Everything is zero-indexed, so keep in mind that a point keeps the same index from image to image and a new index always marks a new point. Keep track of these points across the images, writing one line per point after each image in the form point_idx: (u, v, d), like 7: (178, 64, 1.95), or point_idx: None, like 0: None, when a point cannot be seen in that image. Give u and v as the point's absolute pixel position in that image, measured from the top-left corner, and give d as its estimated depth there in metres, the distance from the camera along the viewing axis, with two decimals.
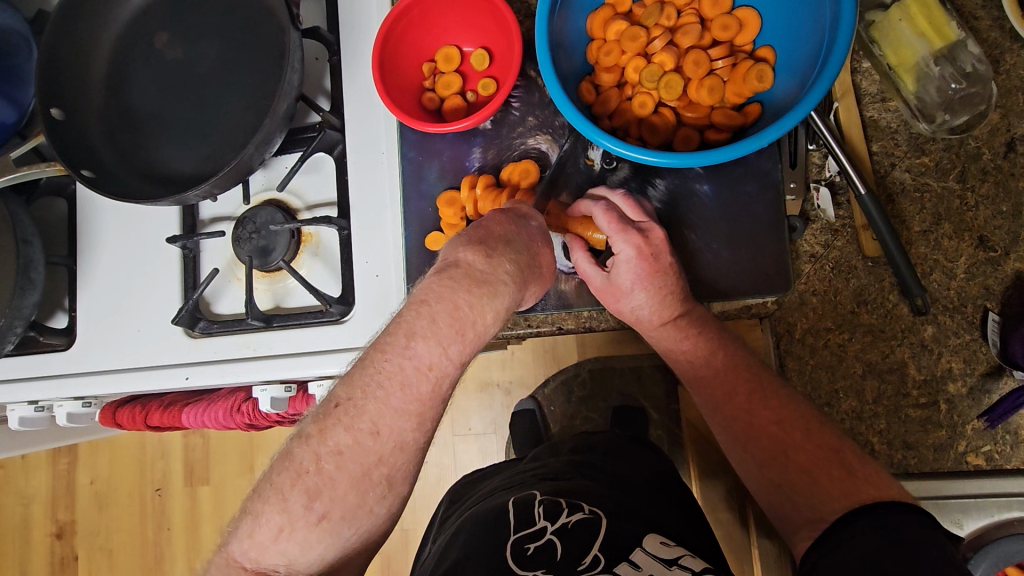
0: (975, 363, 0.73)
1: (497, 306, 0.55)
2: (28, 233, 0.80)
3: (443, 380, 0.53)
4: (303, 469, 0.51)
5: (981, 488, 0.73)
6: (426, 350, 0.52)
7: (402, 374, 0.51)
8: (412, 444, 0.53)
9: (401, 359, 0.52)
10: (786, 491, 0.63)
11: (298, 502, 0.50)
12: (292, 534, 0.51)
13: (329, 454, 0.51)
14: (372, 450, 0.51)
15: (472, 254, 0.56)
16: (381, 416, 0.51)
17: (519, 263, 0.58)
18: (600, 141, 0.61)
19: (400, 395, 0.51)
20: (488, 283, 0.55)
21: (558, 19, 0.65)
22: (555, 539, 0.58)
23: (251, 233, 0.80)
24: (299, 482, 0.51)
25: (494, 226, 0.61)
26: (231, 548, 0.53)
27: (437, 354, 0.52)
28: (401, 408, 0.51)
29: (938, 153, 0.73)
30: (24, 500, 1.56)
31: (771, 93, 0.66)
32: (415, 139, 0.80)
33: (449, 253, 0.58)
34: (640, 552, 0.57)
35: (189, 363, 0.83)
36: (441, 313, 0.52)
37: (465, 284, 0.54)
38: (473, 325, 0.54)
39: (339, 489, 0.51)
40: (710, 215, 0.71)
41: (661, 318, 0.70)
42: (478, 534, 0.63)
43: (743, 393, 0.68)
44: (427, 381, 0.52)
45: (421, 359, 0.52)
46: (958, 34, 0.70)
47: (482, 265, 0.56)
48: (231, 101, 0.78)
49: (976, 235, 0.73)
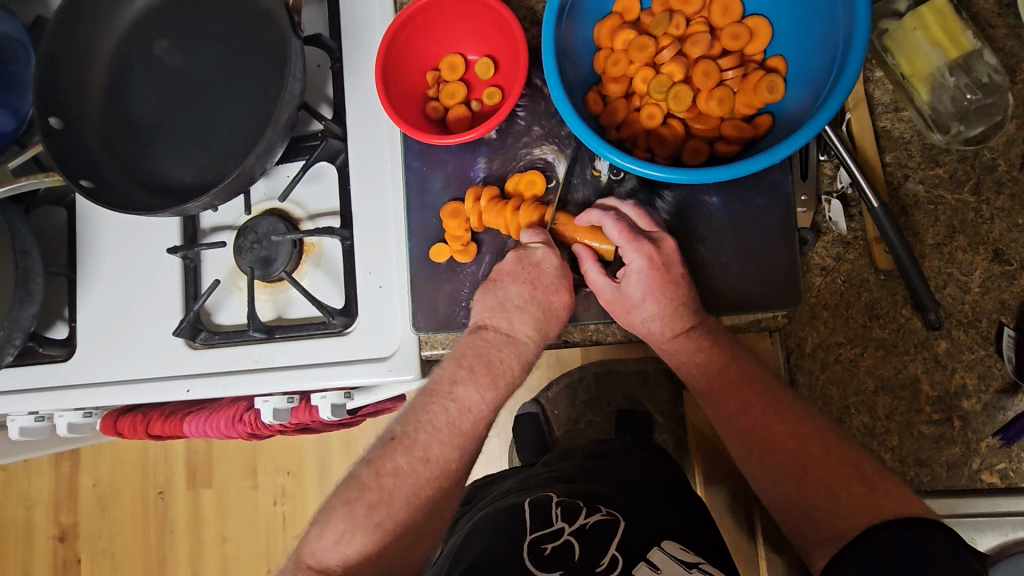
0: (989, 378, 0.72)
1: (521, 357, 0.70)
2: (27, 243, 0.79)
3: (479, 421, 0.66)
4: (366, 486, 0.62)
5: (995, 505, 0.72)
6: (466, 394, 0.66)
7: (447, 414, 0.65)
8: (455, 470, 0.65)
9: (446, 401, 0.66)
10: (803, 506, 0.62)
11: (360, 511, 0.61)
12: (352, 539, 0.60)
13: (386, 474, 0.62)
14: (422, 474, 0.63)
15: (497, 319, 0.69)
16: (430, 445, 0.64)
17: (532, 307, 0.65)
18: (608, 155, 0.60)
19: (446, 430, 0.65)
20: (514, 342, 0.69)
21: (566, 27, 0.63)
22: (573, 540, 0.57)
23: (252, 242, 0.78)
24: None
25: (513, 283, 0.69)
26: (301, 551, 0.61)
27: (475, 397, 0.66)
28: (447, 440, 0.65)
29: (951, 164, 0.71)
30: (27, 503, 1.56)
31: (783, 104, 0.65)
32: (419, 150, 0.79)
33: (478, 315, 0.70)
34: (659, 551, 0.57)
35: (190, 375, 0.82)
36: (477, 365, 0.67)
37: (496, 344, 0.68)
38: (503, 375, 0.68)
39: None
40: (719, 226, 0.70)
41: (672, 329, 0.69)
42: (495, 534, 0.62)
43: (756, 407, 0.67)
44: (467, 419, 0.65)
45: (462, 402, 0.66)
46: (974, 44, 0.70)
47: (506, 328, 0.69)
48: (232, 110, 0.77)
49: (991, 248, 0.72)
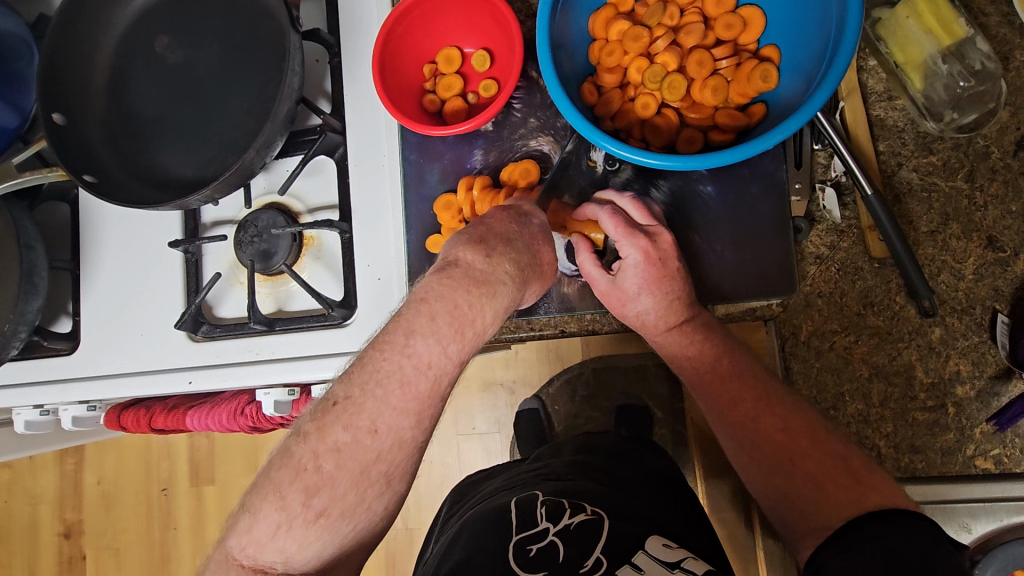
0: (984, 365, 0.72)
1: (496, 305, 0.56)
2: (31, 238, 0.80)
3: (442, 378, 0.53)
4: (302, 466, 0.50)
5: (989, 491, 0.72)
6: (425, 347, 0.52)
7: (402, 372, 0.51)
8: (411, 442, 0.53)
9: (401, 357, 0.52)
10: (790, 499, 0.62)
11: (296, 498, 0.50)
12: (290, 532, 0.50)
13: (327, 452, 0.50)
14: (371, 448, 0.51)
15: (472, 253, 0.56)
16: (379, 414, 0.51)
17: (519, 262, 0.58)
18: (602, 142, 0.60)
19: (400, 393, 0.51)
20: (488, 282, 0.55)
21: (560, 18, 0.64)
22: (557, 541, 0.57)
23: (253, 235, 0.80)
24: (299, 480, 0.50)
25: (494, 223, 0.61)
26: (229, 545, 0.52)
27: (436, 352, 0.52)
28: (400, 406, 0.51)
29: (946, 152, 0.72)
30: (32, 500, 1.57)
31: (776, 93, 0.66)
32: (416, 142, 0.80)
33: (448, 252, 0.58)
34: (642, 555, 0.56)
35: (192, 367, 0.83)
36: (440, 311, 0.53)
37: (464, 283, 0.54)
38: (473, 324, 0.54)
39: (339, 488, 0.51)
40: (714, 216, 0.71)
41: (666, 322, 0.70)
42: (483, 533, 0.63)
43: (748, 399, 0.67)
44: (426, 379, 0.52)
45: (421, 358, 0.52)
46: (967, 31, 0.70)
47: (482, 264, 0.56)
48: (232, 104, 0.78)
49: (985, 235, 0.72)
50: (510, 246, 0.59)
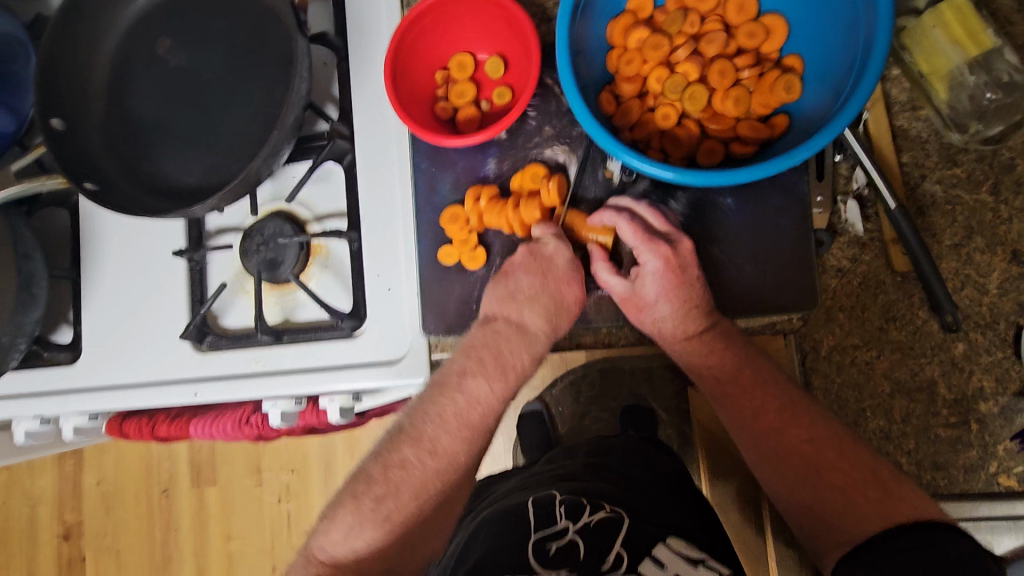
0: (1008, 381, 0.71)
1: (531, 348, 0.65)
2: (30, 247, 0.78)
3: (489, 413, 0.62)
4: (374, 478, 0.59)
5: (1011, 509, 0.70)
6: (475, 386, 0.61)
7: (456, 406, 0.61)
8: (465, 463, 0.61)
9: (455, 394, 0.61)
10: (816, 512, 0.60)
11: (367, 504, 0.58)
12: (359, 533, 0.57)
13: (394, 467, 0.59)
14: (431, 466, 0.59)
15: (507, 308, 0.66)
16: (438, 438, 0.60)
17: (547, 311, 0.66)
18: (622, 155, 0.59)
19: (455, 423, 0.60)
20: (523, 329, 0.65)
21: (579, 24, 0.62)
22: (577, 540, 0.57)
23: (259, 244, 0.78)
24: (371, 490, 0.58)
25: (524, 275, 0.66)
26: (311, 544, 0.59)
27: (484, 390, 0.62)
28: (456, 433, 0.60)
29: (969, 164, 0.71)
30: (31, 501, 1.55)
31: (799, 104, 0.64)
32: (427, 150, 0.78)
33: (489, 306, 0.68)
34: (664, 548, 0.57)
35: (197, 379, 0.81)
36: (487, 357, 0.63)
37: (504, 332, 0.65)
38: (512, 367, 0.64)
39: (403, 498, 0.58)
40: (736, 228, 0.69)
41: (684, 331, 0.69)
42: (501, 533, 0.61)
43: (772, 409, 0.66)
44: (475, 412, 0.61)
45: (472, 394, 0.61)
46: (995, 41, 0.68)
47: (516, 315, 0.66)
48: (238, 110, 0.76)
49: (1010, 249, 0.71)
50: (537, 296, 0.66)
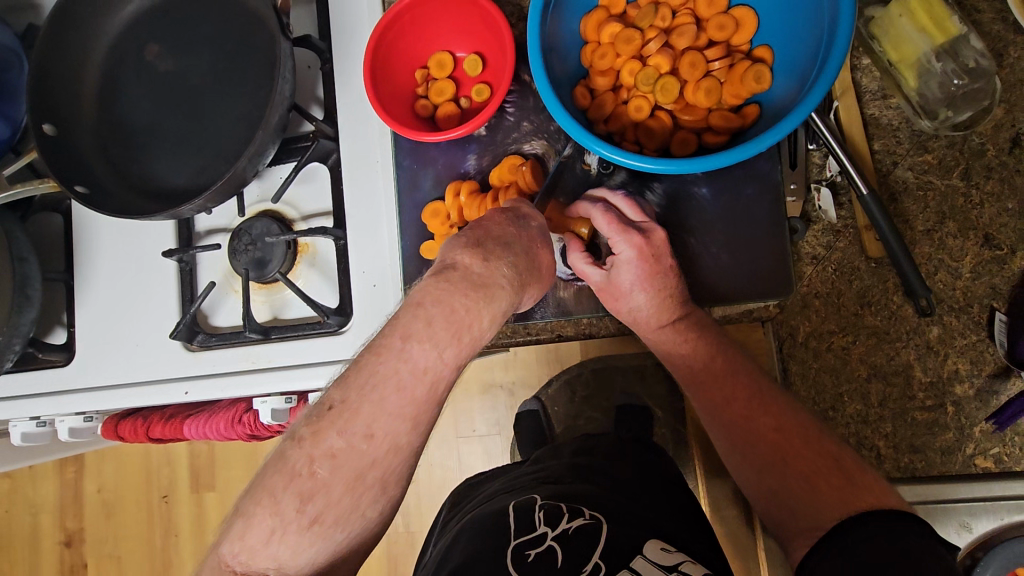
0: (983, 364, 0.72)
1: (494, 309, 0.52)
2: (24, 250, 0.80)
3: (439, 384, 0.51)
4: (295, 472, 0.49)
5: (989, 490, 0.72)
6: (422, 353, 0.49)
7: (397, 378, 0.49)
8: (407, 447, 0.51)
9: (397, 362, 0.49)
10: (782, 498, 0.62)
11: (290, 504, 0.49)
12: (284, 537, 0.49)
13: (321, 457, 0.49)
14: (367, 453, 0.49)
15: (470, 256, 0.53)
16: (375, 420, 0.49)
17: (517, 266, 0.55)
18: (595, 147, 0.60)
19: (396, 398, 0.49)
20: (486, 285, 0.52)
21: (551, 22, 0.64)
22: (555, 546, 0.57)
23: (247, 244, 0.79)
24: (293, 485, 0.49)
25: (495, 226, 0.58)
26: (223, 550, 0.51)
27: (432, 358, 0.49)
28: (397, 412, 0.49)
29: (940, 150, 0.71)
30: (33, 509, 1.57)
31: (770, 94, 0.66)
32: (410, 147, 0.80)
33: (446, 253, 0.54)
34: (640, 559, 0.56)
35: (188, 377, 0.83)
36: (438, 316, 0.50)
37: (462, 287, 0.51)
38: (470, 329, 0.51)
39: (334, 494, 0.49)
40: (711, 217, 0.70)
41: (658, 319, 0.70)
42: (478, 539, 0.61)
43: (741, 398, 0.67)
44: (423, 385, 0.50)
45: (417, 363, 0.49)
46: (960, 28, 0.70)
47: (479, 268, 0.53)
48: (224, 112, 0.78)
49: (981, 233, 0.72)
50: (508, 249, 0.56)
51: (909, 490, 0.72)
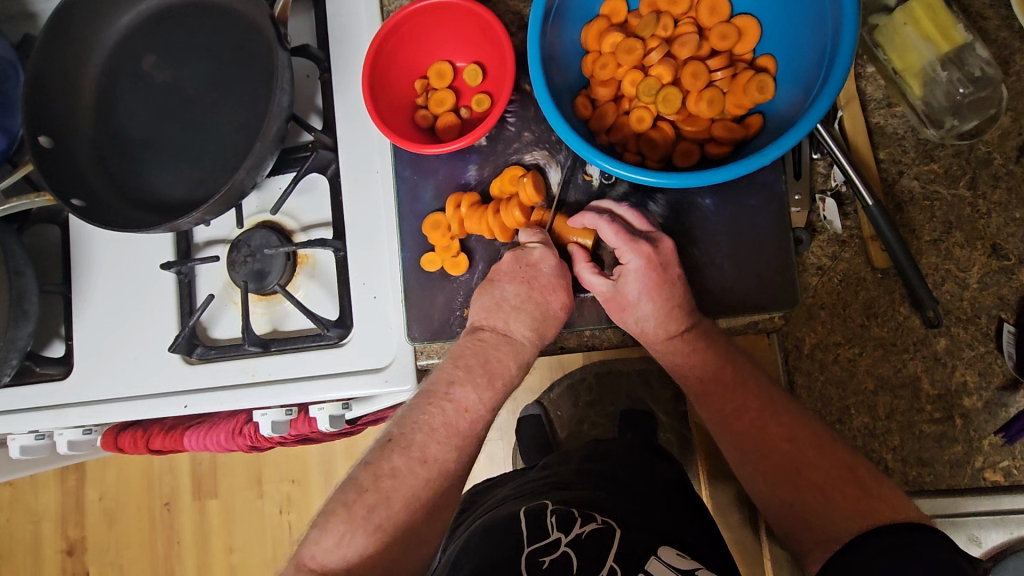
0: (990, 375, 0.71)
1: (518, 357, 0.67)
2: (21, 263, 0.79)
3: (478, 422, 0.63)
4: (363, 488, 0.58)
5: (997, 504, 0.71)
6: (463, 394, 0.63)
7: (445, 415, 0.62)
8: (455, 472, 0.61)
9: (444, 401, 0.63)
10: (796, 510, 0.62)
11: (360, 512, 0.57)
12: (353, 539, 0.56)
13: (385, 476, 0.59)
14: (421, 476, 0.59)
15: (493, 317, 0.68)
16: (427, 447, 0.60)
17: (534, 320, 0.68)
18: (597, 161, 0.59)
19: (445, 430, 0.62)
20: (510, 333, 0.68)
21: (551, 32, 0.63)
22: (570, 552, 0.56)
23: (246, 256, 0.78)
24: (361, 500, 0.58)
25: (509, 283, 0.68)
26: (302, 554, 0.57)
27: (472, 398, 0.63)
28: (445, 442, 0.61)
29: (946, 160, 0.71)
30: (34, 517, 1.56)
31: (773, 104, 0.65)
32: (409, 158, 0.78)
33: (475, 317, 0.70)
34: (655, 561, 0.56)
35: (187, 391, 0.82)
36: (475, 364, 0.65)
37: (493, 338, 0.67)
38: (500, 375, 0.66)
39: (394, 507, 0.58)
40: (713, 229, 0.70)
41: (665, 330, 0.69)
42: (491, 545, 0.61)
43: (750, 411, 0.66)
44: (464, 419, 0.63)
45: (460, 402, 0.63)
46: (966, 37, 0.69)
47: (503, 325, 0.68)
48: (222, 123, 0.77)
49: (989, 243, 0.71)
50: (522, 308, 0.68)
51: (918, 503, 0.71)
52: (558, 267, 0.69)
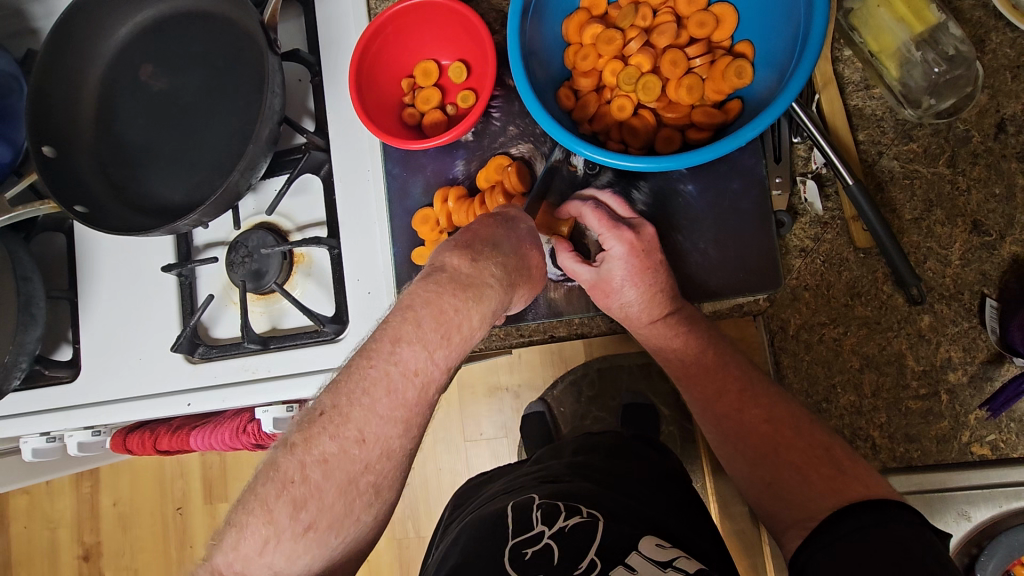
0: (975, 351, 0.72)
1: (483, 310, 0.52)
2: (28, 269, 0.81)
3: (430, 386, 0.51)
4: (288, 479, 0.48)
5: (986, 478, 0.71)
6: (412, 355, 0.49)
7: (388, 380, 0.49)
8: (399, 451, 0.51)
9: (387, 364, 0.49)
10: (775, 489, 0.62)
11: (283, 512, 0.48)
12: (277, 545, 0.48)
13: (314, 463, 0.48)
14: (359, 458, 0.49)
15: (458, 258, 0.53)
16: (367, 423, 0.49)
17: (506, 266, 0.56)
18: (579, 149, 0.61)
19: (387, 401, 0.49)
20: (474, 286, 0.52)
21: (531, 26, 0.65)
22: (552, 544, 0.57)
23: (244, 256, 0.81)
24: (286, 493, 0.48)
25: (479, 228, 0.58)
26: (215, 561, 0.49)
27: (423, 359, 0.49)
28: (388, 414, 0.49)
29: (925, 138, 0.71)
30: (51, 524, 1.60)
31: (751, 88, 0.66)
32: (399, 156, 0.81)
33: (435, 257, 0.55)
34: (636, 555, 0.55)
35: (191, 389, 0.84)
36: (427, 317, 0.50)
37: (450, 288, 0.51)
38: (459, 329, 0.51)
39: (327, 499, 0.49)
40: (697, 214, 0.71)
41: (650, 315, 0.70)
42: (480, 538, 0.62)
43: (733, 391, 0.68)
44: (413, 387, 0.50)
45: (407, 365, 0.49)
46: (938, 18, 0.70)
47: (467, 269, 0.53)
48: (217, 128, 0.79)
49: (970, 220, 0.72)
50: (496, 250, 0.57)
51: (904, 479, 0.71)
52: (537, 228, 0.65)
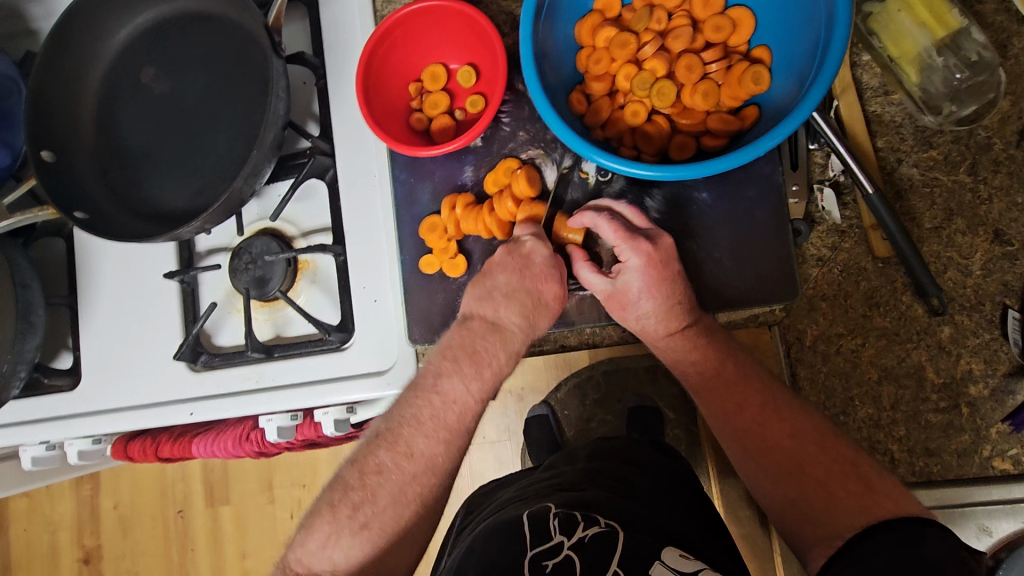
0: (996, 362, 0.70)
1: (508, 348, 0.63)
2: (26, 275, 0.80)
3: (467, 413, 0.61)
4: (350, 485, 0.59)
5: (1007, 492, 0.70)
6: (451, 386, 0.60)
7: (432, 407, 0.60)
8: None
9: (431, 394, 0.60)
10: (799, 506, 0.60)
11: None
12: None
13: (371, 474, 0.59)
14: (408, 470, 0.59)
15: (484, 307, 0.64)
16: (414, 440, 0.59)
17: (524, 310, 0.64)
18: (593, 157, 0.59)
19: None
20: (501, 327, 0.64)
21: (543, 29, 0.63)
22: (574, 557, 0.55)
23: (247, 262, 0.79)
24: (347, 497, 0.58)
25: (501, 274, 0.65)
26: (289, 557, 0.61)
27: (460, 389, 0.61)
28: (432, 434, 0.60)
29: (945, 146, 0.70)
30: (50, 527, 1.58)
31: (769, 94, 0.65)
32: (406, 161, 0.79)
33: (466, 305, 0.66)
34: (660, 565, 0.55)
35: (194, 398, 0.83)
36: (462, 356, 0.62)
37: (482, 332, 0.63)
38: (489, 365, 0.62)
39: (380, 504, 0.58)
40: (712, 222, 0.70)
41: (667, 327, 0.69)
42: (494, 548, 0.60)
43: (755, 406, 0.66)
44: (452, 412, 0.60)
45: (448, 394, 0.60)
46: (961, 22, 0.69)
47: (493, 316, 0.64)
48: (221, 132, 0.78)
49: (991, 229, 0.70)
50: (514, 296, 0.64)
51: (926, 495, 0.70)
52: (551, 256, 0.66)
